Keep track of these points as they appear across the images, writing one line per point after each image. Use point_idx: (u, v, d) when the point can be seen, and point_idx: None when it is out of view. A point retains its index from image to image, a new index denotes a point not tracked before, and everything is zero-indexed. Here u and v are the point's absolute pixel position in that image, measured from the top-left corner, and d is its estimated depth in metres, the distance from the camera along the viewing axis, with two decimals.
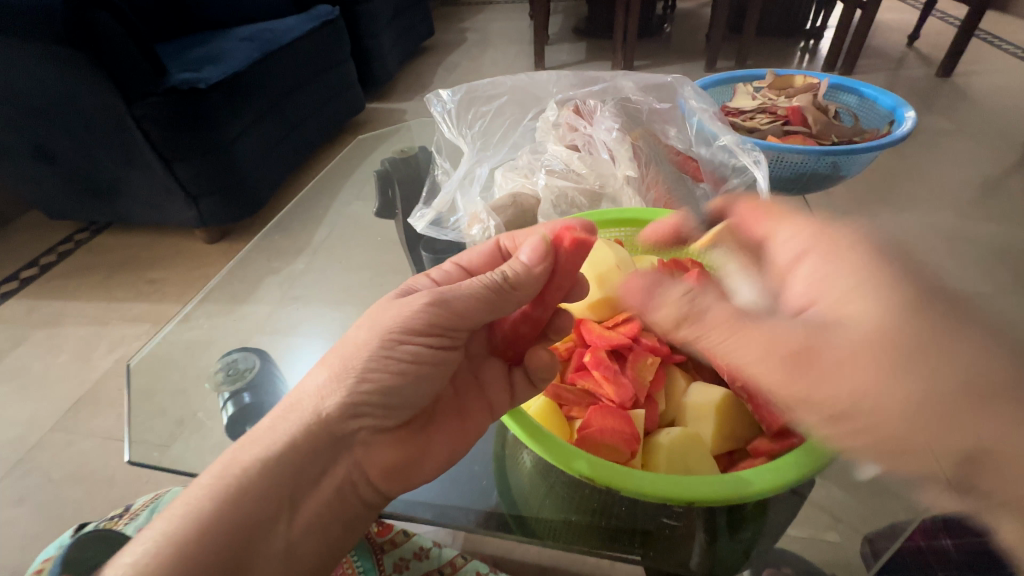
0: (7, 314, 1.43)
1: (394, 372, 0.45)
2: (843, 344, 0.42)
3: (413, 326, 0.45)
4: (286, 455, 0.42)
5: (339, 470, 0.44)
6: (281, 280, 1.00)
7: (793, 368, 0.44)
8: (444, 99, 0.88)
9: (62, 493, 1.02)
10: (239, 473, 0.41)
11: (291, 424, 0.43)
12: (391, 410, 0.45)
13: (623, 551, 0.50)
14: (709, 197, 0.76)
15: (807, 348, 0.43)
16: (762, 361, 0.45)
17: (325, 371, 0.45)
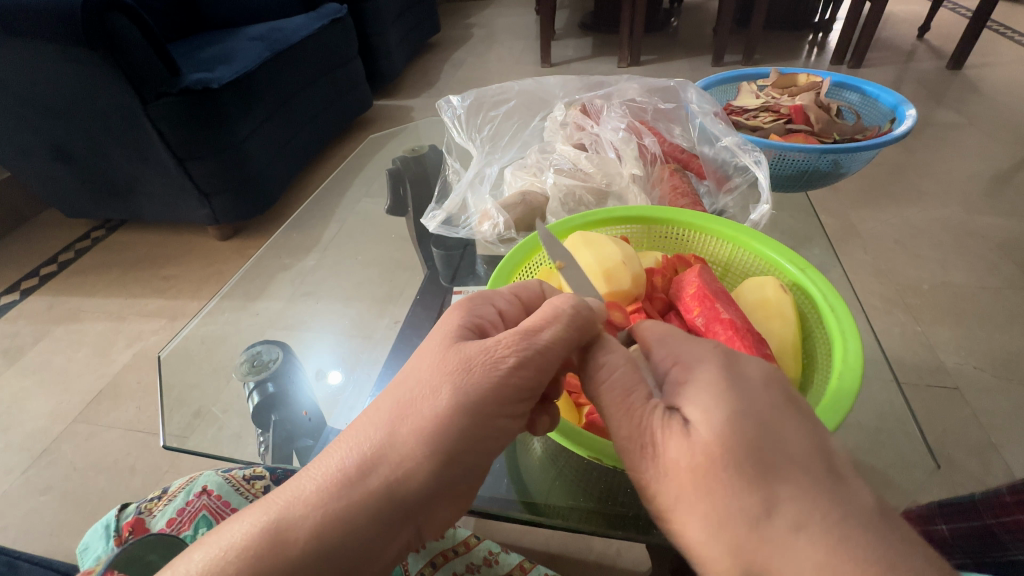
0: (29, 310, 1.47)
1: (466, 439, 0.34)
2: (814, 521, 0.29)
3: (501, 384, 0.35)
4: (337, 531, 0.31)
5: (400, 544, 0.34)
6: (293, 276, 1.03)
7: (756, 553, 0.30)
8: (454, 105, 0.90)
9: (87, 480, 1.06)
10: (277, 554, 0.30)
11: (335, 483, 0.32)
12: (465, 478, 0.35)
13: (629, 532, 0.52)
14: (712, 195, 0.79)
15: (771, 526, 0.30)
16: (715, 537, 0.31)
17: (381, 423, 0.34)
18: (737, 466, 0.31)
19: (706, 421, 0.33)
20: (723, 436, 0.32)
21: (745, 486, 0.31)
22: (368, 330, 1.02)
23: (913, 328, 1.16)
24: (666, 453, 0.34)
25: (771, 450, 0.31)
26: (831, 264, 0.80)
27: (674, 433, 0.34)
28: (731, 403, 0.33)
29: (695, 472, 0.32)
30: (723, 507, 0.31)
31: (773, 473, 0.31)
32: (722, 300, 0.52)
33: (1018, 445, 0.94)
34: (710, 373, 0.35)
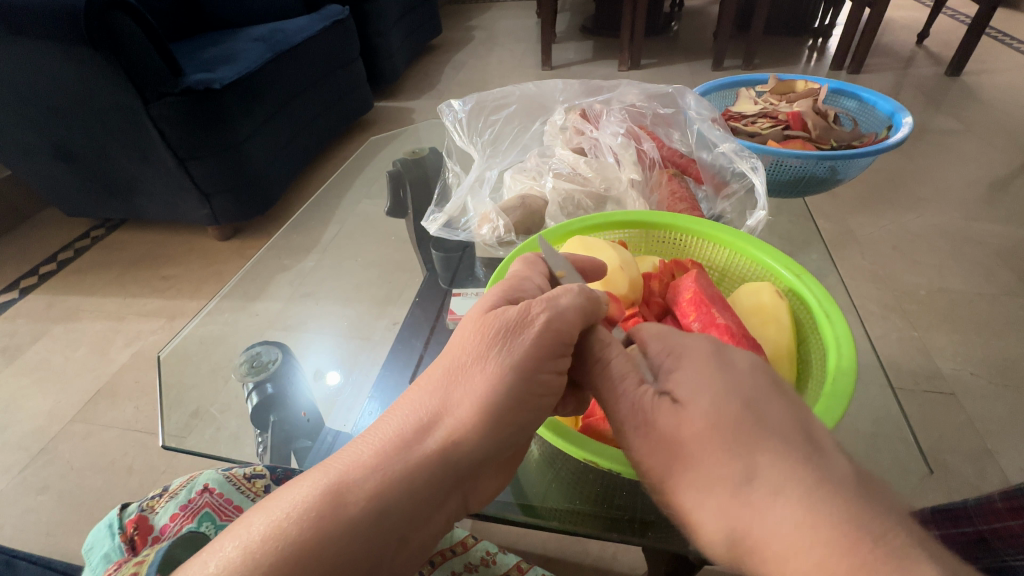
0: (28, 309, 1.47)
1: (513, 398, 0.35)
2: (790, 483, 0.29)
3: (544, 345, 0.37)
4: (398, 491, 0.31)
5: (449, 509, 0.34)
6: (293, 277, 1.04)
7: (739, 520, 0.31)
8: (455, 109, 0.91)
9: (85, 480, 1.06)
10: (338, 513, 0.29)
11: (391, 443, 0.33)
12: (513, 438, 0.36)
13: (624, 536, 0.52)
14: (710, 200, 0.79)
15: (750, 491, 0.30)
16: (704, 508, 0.32)
17: (433, 392, 0.35)
18: (719, 438, 0.32)
19: (695, 400, 0.34)
20: (712, 408, 0.33)
21: (728, 455, 0.32)
22: (366, 331, 1.01)
23: (910, 334, 1.16)
24: (662, 423, 0.35)
25: (754, 419, 0.32)
26: (828, 270, 0.81)
27: (666, 408, 0.35)
28: (715, 382, 0.35)
29: (682, 439, 0.34)
30: (706, 474, 0.32)
31: (753, 439, 0.32)
32: (718, 305, 0.52)
33: (1014, 451, 0.95)
34: (698, 356, 0.37)
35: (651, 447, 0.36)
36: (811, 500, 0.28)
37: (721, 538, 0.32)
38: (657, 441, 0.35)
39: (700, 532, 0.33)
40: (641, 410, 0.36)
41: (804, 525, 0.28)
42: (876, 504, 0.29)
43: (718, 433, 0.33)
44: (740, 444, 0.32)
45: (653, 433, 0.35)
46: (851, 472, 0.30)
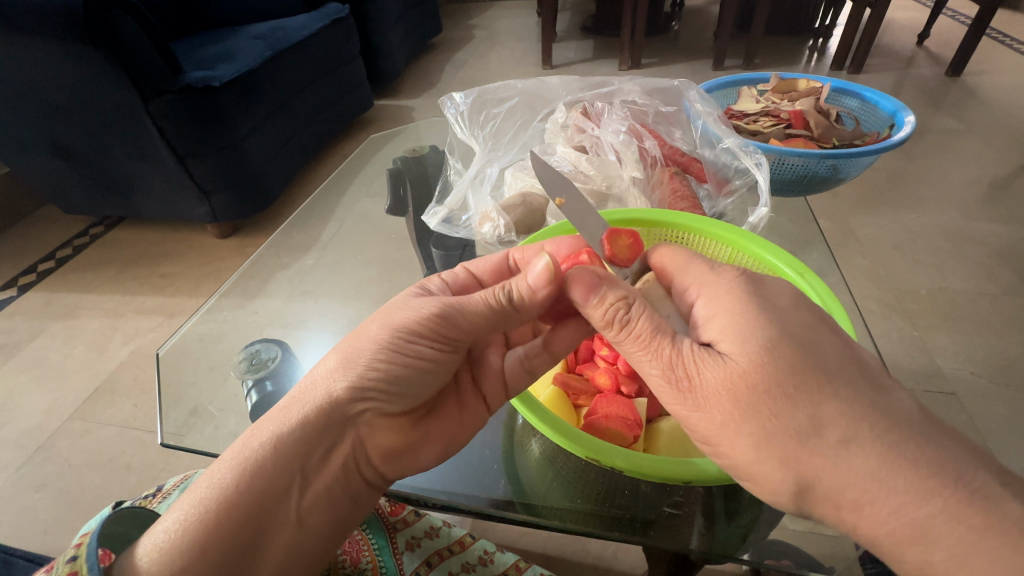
0: (26, 306, 1.47)
1: (385, 361, 0.41)
2: (864, 432, 0.34)
3: (421, 321, 0.42)
4: (287, 437, 0.39)
5: (341, 454, 0.40)
6: (293, 276, 1.02)
7: (805, 464, 0.34)
8: (457, 101, 0.91)
9: (82, 477, 1.06)
10: (247, 458, 0.39)
11: (300, 406, 0.40)
12: (397, 398, 0.42)
13: (626, 535, 0.51)
14: (712, 198, 0.79)
15: (823, 440, 0.34)
16: (763, 457, 0.36)
17: (333, 360, 0.42)
18: (775, 390, 0.35)
19: (740, 352, 0.37)
20: (759, 361, 0.36)
21: (787, 404, 0.35)
22: None
23: (911, 333, 1.16)
24: (709, 377, 0.37)
25: (813, 368, 0.35)
26: (830, 269, 0.81)
27: (709, 359, 0.38)
28: (764, 335, 0.37)
29: (739, 394, 0.36)
30: (773, 429, 0.35)
31: (816, 391, 0.35)
32: None
33: (1014, 451, 0.95)
34: (732, 307, 0.39)
35: (703, 407, 0.37)
36: (882, 446, 0.33)
37: (789, 486, 0.35)
38: (708, 403, 0.37)
39: (761, 481, 0.37)
40: (687, 366, 0.38)
41: (878, 465, 0.33)
42: (925, 446, 0.34)
43: (772, 384, 0.35)
44: (795, 393, 0.35)
45: (705, 394, 0.37)
46: (902, 412, 0.35)
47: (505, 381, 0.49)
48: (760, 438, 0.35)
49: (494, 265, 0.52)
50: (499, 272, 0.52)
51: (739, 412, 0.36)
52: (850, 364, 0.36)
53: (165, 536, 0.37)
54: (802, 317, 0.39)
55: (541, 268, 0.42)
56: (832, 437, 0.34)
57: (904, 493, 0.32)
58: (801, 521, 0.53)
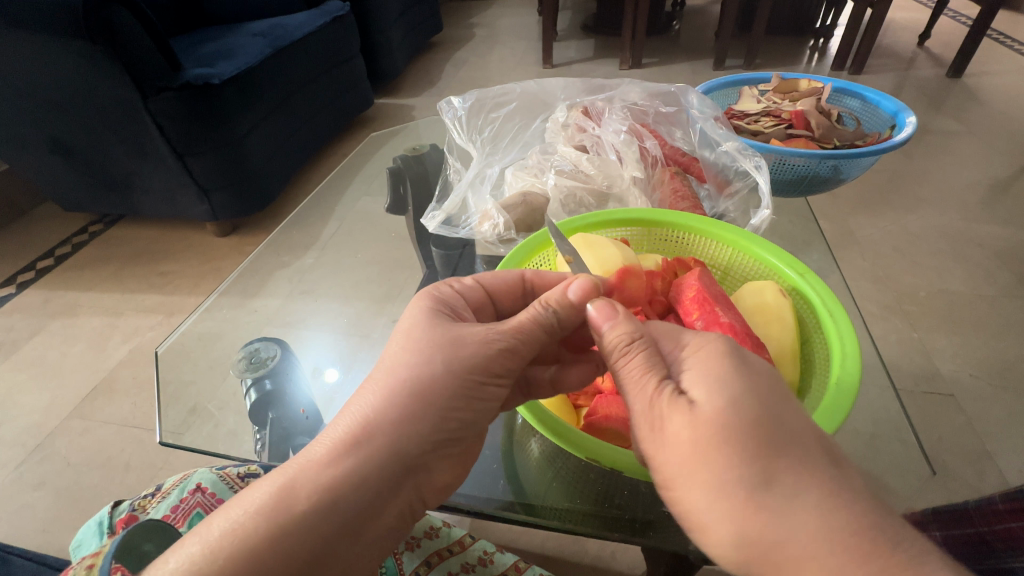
0: (25, 304, 1.46)
1: (456, 403, 0.40)
2: (805, 488, 0.30)
3: (487, 361, 0.41)
4: (348, 488, 0.35)
5: (401, 499, 0.38)
6: (292, 274, 1.02)
7: (753, 526, 0.30)
8: (455, 105, 0.90)
9: (81, 476, 1.06)
10: (298, 512, 0.34)
11: (359, 452, 0.36)
12: (461, 439, 0.40)
13: (624, 535, 0.51)
14: (712, 199, 0.79)
15: (765, 494, 0.31)
16: (713, 508, 0.32)
17: (386, 399, 0.38)
18: (733, 439, 0.32)
19: (710, 396, 0.34)
20: (724, 407, 0.33)
21: (745, 458, 0.31)
22: (364, 328, 0.95)
23: (911, 335, 1.16)
24: (674, 422, 0.34)
25: (775, 423, 0.32)
26: (830, 270, 0.81)
27: (680, 404, 0.35)
28: (737, 384, 0.34)
29: (699, 440, 0.33)
30: (717, 479, 0.32)
31: (771, 444, 0.32)
32: (722, 304, 0.52)
33: (1013, 452, 0.95)
34: (716, 353, 0.37)
35: (664, 449, 0.35)
36: (822, 506, 0.29)
37: (729, 542, 0.31)
38: (670, 445, 0.34)
39: (704, 532, 0.33)
40: (657, 406, 0.36)
41: (812, 522, 0.29)
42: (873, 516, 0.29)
43: (738, 432, 0.32)
44: (761, 444, 0.32)
45: (668, 435, 0.34)
46: None
47: (510, 402, 0.49)
48: (712, 486, 0.32)
49: (510, 284, 0.51)
50: (513, 291, 0.52)
51: (696, 459, 0.33)
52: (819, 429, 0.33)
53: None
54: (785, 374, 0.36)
55: (582, 286, 0.44)
56: (782, 494, 0.30)
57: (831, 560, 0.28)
58: None
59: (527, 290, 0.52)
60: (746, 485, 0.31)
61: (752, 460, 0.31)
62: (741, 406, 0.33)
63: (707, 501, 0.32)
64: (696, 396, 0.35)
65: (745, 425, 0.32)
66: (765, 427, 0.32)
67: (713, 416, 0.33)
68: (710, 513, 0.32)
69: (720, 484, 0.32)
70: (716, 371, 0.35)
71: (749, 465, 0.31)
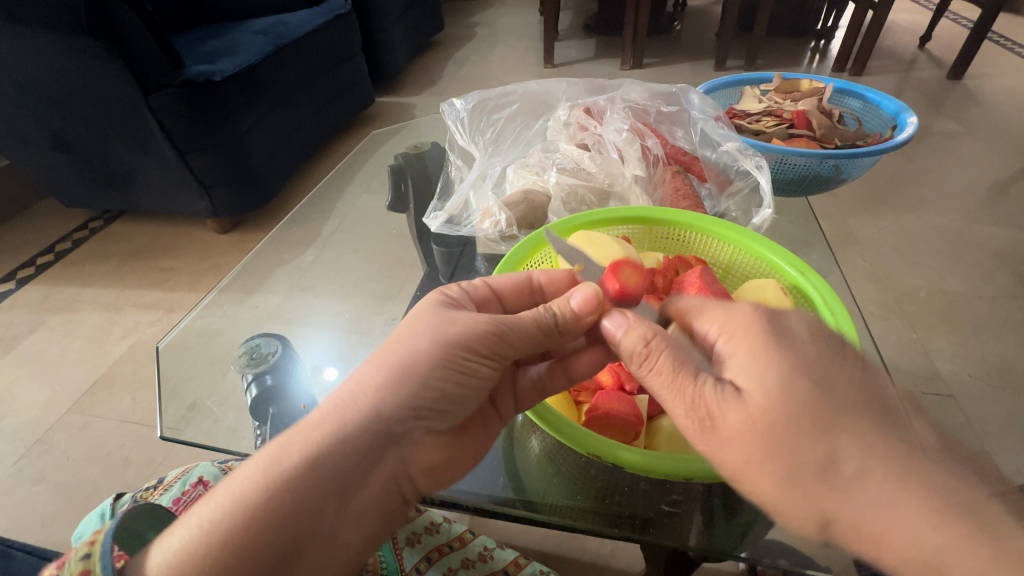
0: (24, 299, 1.46)
1: (438, 376, 0.40)
2: (876, 461, 0.33)
3: (473, 338, 0.42)
4: (331, 454, 0.36)
5: (383, 472, 0.38)
6: (292, 271, 1.02)
7: (831, 505, 0.33)
8: (457, 108, 0.90)
9: (81, 471, 1.06)
10: (281, 477, 0.35)
11: (348, 421, 0.38)
12: (447, 415, 0.41)
13: (624, 532, 0.52)
14: (713, 198, 0.79)
15: (837, 475, 0.33)
16: (789, 491, 0.35)
17: (377, 374, 0.40)
18: (803, 421, 0.34)
19: (760, 386, 0.36)
20: (777, 397, 0.35)
21: (811, 439, 0.34)
22: (365, 325, 0.95)
23: (910, 335, 1.16)
24: (729, 416, 0.36)
25: (827, 399, 0.35)
26: (830, 269, 0.81)
27: (730, 398, 0.37)
28: (782, 367, 0.36)
29: (757, 432, 0.35)
30: (786, 464, 0.34)
31: (832, 421, 0.34)
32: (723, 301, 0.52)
33: (1010, 452, 0.95)
34: (752, 335, 0.38)
35: (726, 447, 0.36)
36: (903, 480, 0.32)
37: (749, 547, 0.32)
38: (730, 443, 0.36)
39: (780, 510, 0.36)
40: (707, 404, 0.37)
41: (896, 489, 0.32)
42: (942, 477, 0.32)
43: (800, 415, 0.34)
44: (824, 422, 0.34)
45: (726, 433, 0.36)
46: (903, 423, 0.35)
47: (517, 400, 0.49)
48: (787, 469, 0.34)
49: (517, 282, 0.51)
50: (519, 290, 0.51)
51: (760, 448, 0.35)
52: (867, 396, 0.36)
53: (183, 549, 0.34)
54: (823, 349, 0.38)
55: (585, 295, 0.45)
56: (849, 468, 0.33)
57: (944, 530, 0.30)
58: None
59: (534, 289, 0.52)
60: (823, 464, 0.33)
61: (821, 437, 0.34)
62: (805, 389, 0.35)
63: (774, 482, 0.35)
64: (750, 389, 0.36)
65: (811, 406, 0.34)
66: (829, 394, 0.35)
67: (772, 405, 0.35)
68: (778, 492, 0.35)
69: (793, 468, 0.34)
70: (760, 357, 0.37)
71: (825, 439, 0.34)
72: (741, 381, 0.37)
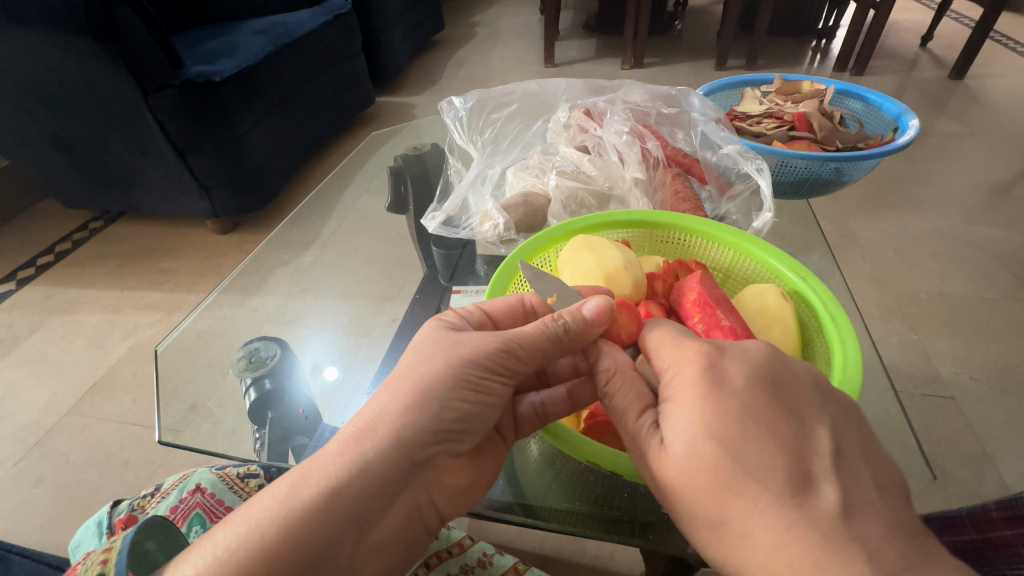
0: (25, 301, 1.46)
1: (455, 400, 0.40)
2: (762, 530, 0.31)
3: (487, 362, 0.42)
4: (354, 482, 0.36)
5: (406, 497, 0.38)
6: (292, 272, 1.01)
7: (725, 553, 0.34)
8: (456, 106, 0.90)
9: (80, 473, 1.06)
10: (302, 505, 0.35)
11: (368, 447, 0.37)
12: (466, 437, 0.41)
13: (623, 537, 0.52)
14: (714, 201, 0.79)
15: (726, 531, 0.33)
16: (694, 534, 0.36)
17: (395, 398, 0.40)
18: (701, 479, 0.33)
19: (679, 435, 0.35)
20: (687, 452, 0.34)
21: (707, 498, 0.33)
22: (365, 326, 0.99)
23: (910, 337, 1.16)
24: (652, 458, 0.37)
25: (735, 464, 0.32)
26: (831, 272, 0.81)
27: (654, 441, 0.37)
28: (705, 422, 0.34)
29: (670, 480, 0.35)
30: (693, 513, 0.35)
31: (729, 484, 0.32)
32: (723, 306, 0.52)
33: (1011, 456, 0.95)
34: (688, 384, 0.36)
35: (651, 479, 0.38)
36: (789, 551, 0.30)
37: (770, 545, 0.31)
38: (652, 478, 0.37)
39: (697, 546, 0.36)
40: (639, 439, 0.38)
41: (778, 561, 0.31)
42: None
43: (706, 475, 0.33)
44: (723, 487, 0.33)
45: (649, 470, 0.37)
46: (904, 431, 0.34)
47: (518, 425, 0.49)
48: (691, 516, 0.35)
49: (510, 306, 0.49)
50: (514, 312, 0.50)
51: (671, 491, 0.36)
52: (798, 452, 0.32)
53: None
54: (757, 398, 0.34)
55: (598, 304, 0.44)
56: (735, 529, 0.33)
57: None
58: None
59: (528, 312, 0.50)
60: (724, 522, 0.33)
61: (726, 498, 0.33)
62: (714, 448, 0.33)
63: (684, 522, 0.36)
64: (669, 439, 0.36)
65: (718, 465, 0.33)
66: (739, 460, 0.32)
67: (683, 460, 0.34)
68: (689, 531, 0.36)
69: (696, 517, 0.35)
70: (687, 410, 0.35)
71: (729, 504, 0.32)
72: (666, 428, 0.36)
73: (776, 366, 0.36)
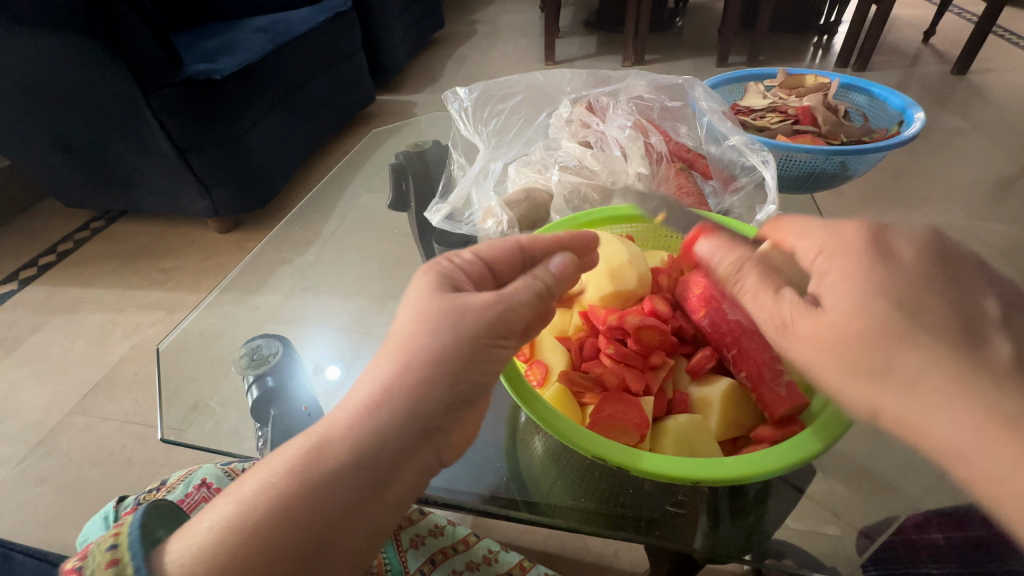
0: (27, 300, 1.46)
1: (465, 369, 0.40)
2: (936, 371, 0.36)
3: (493, 325, 0.42)
4: (368, 448, 0.36)
5: (421, 461, 0.38)
6: (293, 271, 1.02)
7: (892, 405, 0.37)
8: (461, 97, 0.90)
9: (84, 471, 1.06)
10: (313, 472, 0.35)
11: (378, 418, 0.37)
12: (474, 403, 0.41)
13: (629, 534, 0.51)
14: (718, 195, 0.77)
15: (891, 377, 0.37)
16: (857, 395, 0.39)
17: (403, 368, 0.39)
18: (868, 331, 0.38)
19: (839, 300, 0.40)
20: (853, 310, 0.39)
21: (875, 349, 0.38)
22: (366, 324, 0.93)
23: None
24: (801, 323, 0.41)
25: (905, 317, 0.37)
26: None
27: (809, 310, 0.41)
28: (871, 282, 0.39)
29: (827, 339, 0.40)
30: (853, 367, 0.38)
31: (899, 335, 0.37)
32: (728, 301, 0.56)
33: None
34: (847, 256, 0.41)
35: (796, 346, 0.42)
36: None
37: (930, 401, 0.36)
38: (800, 342, 0.41)
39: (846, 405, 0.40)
40: (786, 309, 0.42)
41: None
42: None
43: (872, 328, 0.38)
44: (892, 338, 0.37)
45: (800, 334, 0.41)
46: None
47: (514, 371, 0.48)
48: (852, 370, 0.39)
49: (506, 254, 0.49)
50: (509, 263, 0.49)
51: (828, 351, 0.40)
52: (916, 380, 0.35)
53: (212, 538, 0.33)
54: (923, 271, 0.39)
55: (564, 261, 0.49)
56: (903, 377, 0.37)
57: (989, 443, 0.34)
58: (803, 521, 0.53)
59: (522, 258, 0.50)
60: (903, 373, 0.37)
61: (901, 345, 0.37)
62: (885, 304, 0.38)
63: (843, 383, 0.40)
64: (834, 301, 0.40)
65: (890, 316, 0.37)
66: (910, 311, 0.37)
67: (850, 314, 0.39)
68: (847, 393, 0.40)
69: (860, 372, 0.38)
70: (849, 276, 0.40)
71: (904, 348, 0.37)
72: (826, 293, 0.41)
73: (939, 246, 0.41)
